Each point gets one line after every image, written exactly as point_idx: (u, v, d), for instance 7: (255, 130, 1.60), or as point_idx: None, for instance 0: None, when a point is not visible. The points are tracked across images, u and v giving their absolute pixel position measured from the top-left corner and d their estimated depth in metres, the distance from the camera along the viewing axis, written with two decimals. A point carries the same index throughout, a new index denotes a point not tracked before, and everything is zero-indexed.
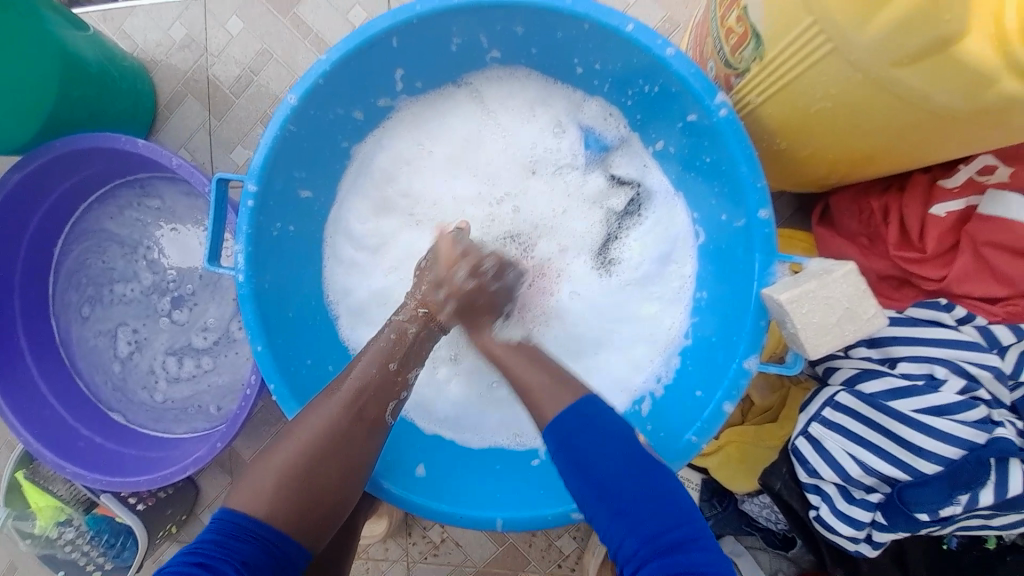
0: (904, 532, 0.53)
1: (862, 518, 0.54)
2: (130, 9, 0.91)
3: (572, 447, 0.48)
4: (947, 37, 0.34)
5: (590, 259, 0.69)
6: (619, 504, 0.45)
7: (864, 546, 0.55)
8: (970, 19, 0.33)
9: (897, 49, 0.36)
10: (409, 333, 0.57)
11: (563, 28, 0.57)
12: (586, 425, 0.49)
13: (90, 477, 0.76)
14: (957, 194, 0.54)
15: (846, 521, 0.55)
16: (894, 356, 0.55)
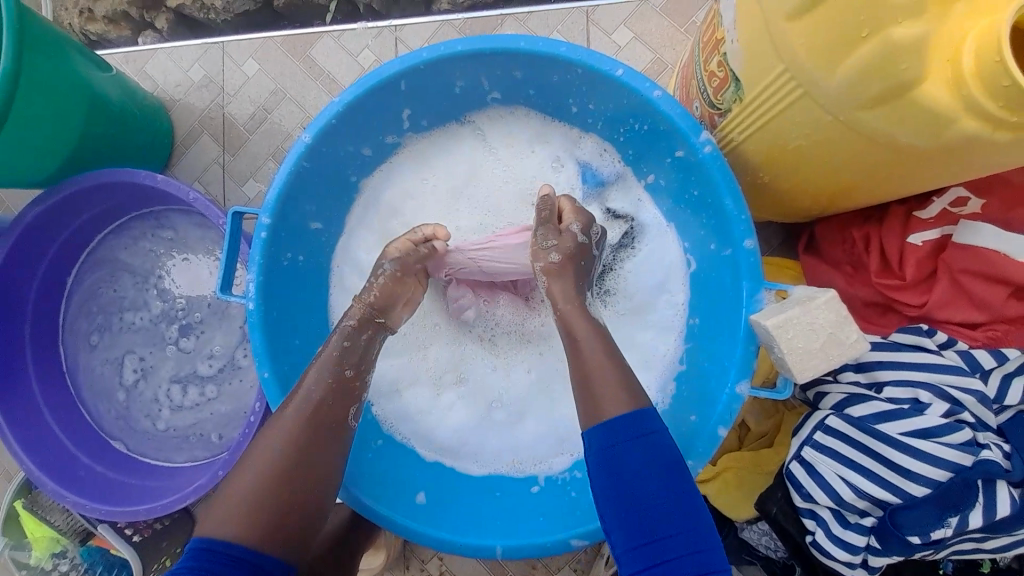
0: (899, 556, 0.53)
1: (857, 543, 0.54)
2: (153, 51, 0.97)
3: (609, 456, 0.46)
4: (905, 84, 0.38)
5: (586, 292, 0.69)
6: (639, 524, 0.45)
7: (859, 572, 0.55)
8: (925, 67, 0.37)
9: (862, 94, 0.40)
10: (361, 338, 0.58)
11: (559, 72, 0.61)
12: (635, 442, 0.46)
13: (89, 506, 0.75)
14: (933, 224, 0.56)
15: (842, 547, 0.54)
16: (880, 380, 0.55)
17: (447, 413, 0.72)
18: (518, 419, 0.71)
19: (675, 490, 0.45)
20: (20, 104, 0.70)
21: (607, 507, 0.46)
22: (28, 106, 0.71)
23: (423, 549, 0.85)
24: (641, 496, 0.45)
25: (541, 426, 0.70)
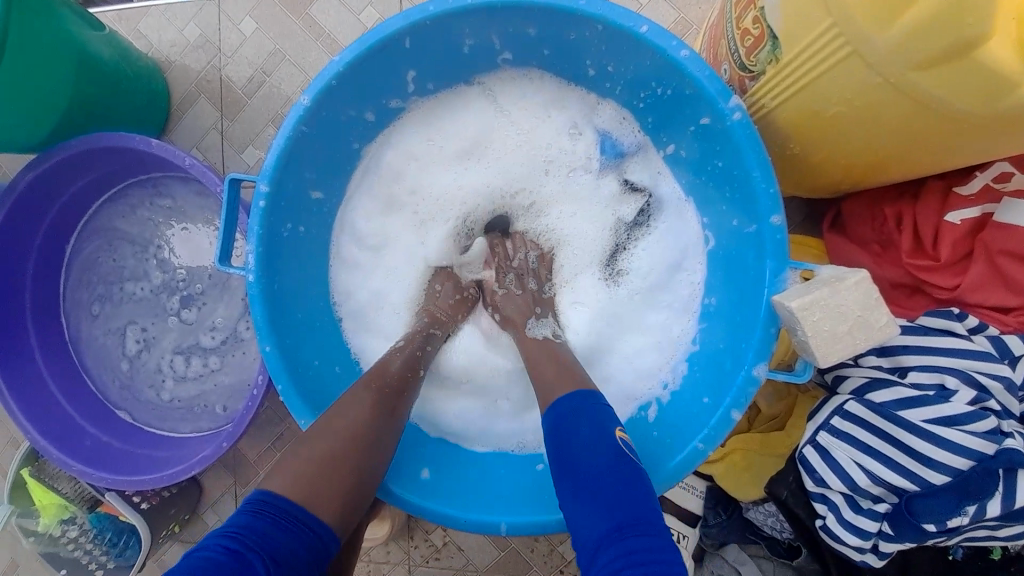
0: (913, 541, 0.52)
1: (870, 529, 0.53)
2: (146, 8, 0.92)
3: (556, 426, 0.50)
4: (970, 41, 0.34)
5: (596, 270, 0.69)
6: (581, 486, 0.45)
7: (870, 556, 0.54)
8: (995, 22, 0.33)
9: (917, 53, 0.36)
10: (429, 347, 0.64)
11: (576, 30, 0.57)
12: (580, 415, 0.50)
13: (95, 475, 0.76)
14: (973, 201, 0.53)
15: (853, 531, 0.53)
16: (905, 365, 0.54)
17: (452, 389, 0.71)
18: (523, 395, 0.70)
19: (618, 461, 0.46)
20: (10, 63, 0.66)
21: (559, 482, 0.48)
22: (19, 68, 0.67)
23: (426, 521, 0.89)
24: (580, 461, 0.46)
25: None
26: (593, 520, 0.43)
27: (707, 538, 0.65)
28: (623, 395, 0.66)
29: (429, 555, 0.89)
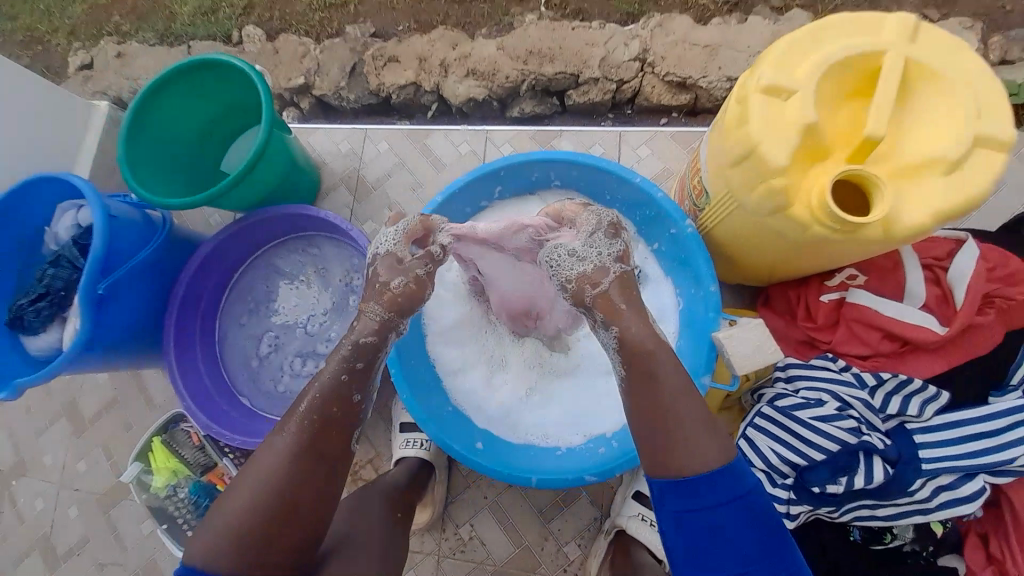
0: (808, 505, 0.81)
1: (782, 495, 0.81)
2: (315, 129, 1.42)
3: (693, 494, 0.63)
4: (781, 207, 0.71)
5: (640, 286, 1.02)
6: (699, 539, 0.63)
7: (786, 518, 0.81)
8: (790, 201, 0.70)
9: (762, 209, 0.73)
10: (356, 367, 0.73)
11: (599, 174, 0.99)
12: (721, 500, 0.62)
13: (230, 436, 1.04)
14: (835, 288, 0.86)
15: (772, 497, 0.81)
16: (799, 386, 0.85)
17: (500, 388, 1.00)
18: (549, 400, 0.99)
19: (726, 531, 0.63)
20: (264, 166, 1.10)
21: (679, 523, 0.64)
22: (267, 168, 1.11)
23: (458, 515, 1.10)
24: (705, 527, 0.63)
25: (563, 411, 0.98)
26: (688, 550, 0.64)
27: None
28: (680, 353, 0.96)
29: (456, 546, 1.09)
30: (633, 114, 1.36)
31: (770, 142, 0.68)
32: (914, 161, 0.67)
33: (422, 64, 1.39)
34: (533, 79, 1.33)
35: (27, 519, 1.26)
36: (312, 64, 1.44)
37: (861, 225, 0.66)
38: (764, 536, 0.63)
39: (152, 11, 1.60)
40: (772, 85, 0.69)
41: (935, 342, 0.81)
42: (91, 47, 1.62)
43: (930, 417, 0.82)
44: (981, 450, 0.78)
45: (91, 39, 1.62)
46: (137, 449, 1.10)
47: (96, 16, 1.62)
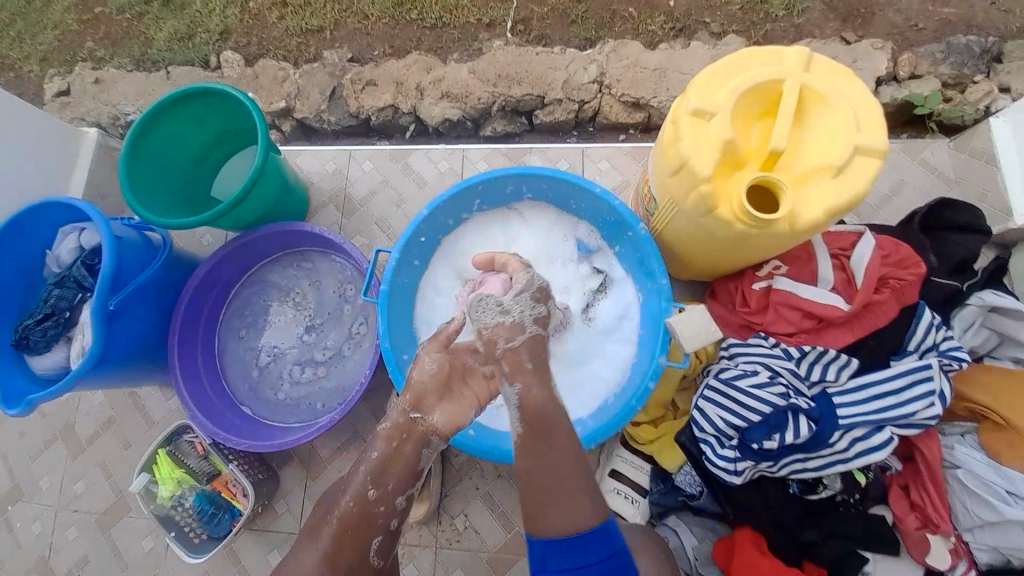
0: (751, 462, 0.96)
1: (727, 454, 0.96)
2: (301, 151, 1.52)
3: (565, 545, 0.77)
4: (710, 209, 0.86)
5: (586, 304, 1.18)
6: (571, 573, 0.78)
7: (732, 474, 0.96)
8: (717, 204, 0.86)
9: (696, 212, 0.89)
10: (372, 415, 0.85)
11: (567, 188, 1.14)
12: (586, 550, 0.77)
13: (235, 441, 1.11)
14: (763, 278, 1.04)
15: (719, 456, 0.97)
16: (738, 361, 1.02)
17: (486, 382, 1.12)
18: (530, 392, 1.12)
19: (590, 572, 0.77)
20: (258, 188, 1.19)
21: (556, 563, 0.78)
22: (262, 190, 1.20)
23: (453, 506, 1.21)
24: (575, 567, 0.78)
25: None
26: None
27: (658, 506, 1.08)
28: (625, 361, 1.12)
29: (452, 536, 1.19)
30: (594, 131, 1.52)
31: (698, 156, 0.84)
32: (811, 168, 0.84)
33: (399, 88, 1.51)
34: (503, 100, 1.48)
35: (25, 542, 1.28)
36: (292, 89, 1.55)
37: (772, 221, 0.83)
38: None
39: (125, 37, 1.68)
40: (698, 110, 0.85)
41: (841, 318, 1.00)
42: (64, 71, 1.68)
43: (846, 381, 0.99)
44: (885, 404, 0.95)
45: (63, 64, 1.69)
46: (142, 461, 1.15)
47: (67, 43, 1.70)
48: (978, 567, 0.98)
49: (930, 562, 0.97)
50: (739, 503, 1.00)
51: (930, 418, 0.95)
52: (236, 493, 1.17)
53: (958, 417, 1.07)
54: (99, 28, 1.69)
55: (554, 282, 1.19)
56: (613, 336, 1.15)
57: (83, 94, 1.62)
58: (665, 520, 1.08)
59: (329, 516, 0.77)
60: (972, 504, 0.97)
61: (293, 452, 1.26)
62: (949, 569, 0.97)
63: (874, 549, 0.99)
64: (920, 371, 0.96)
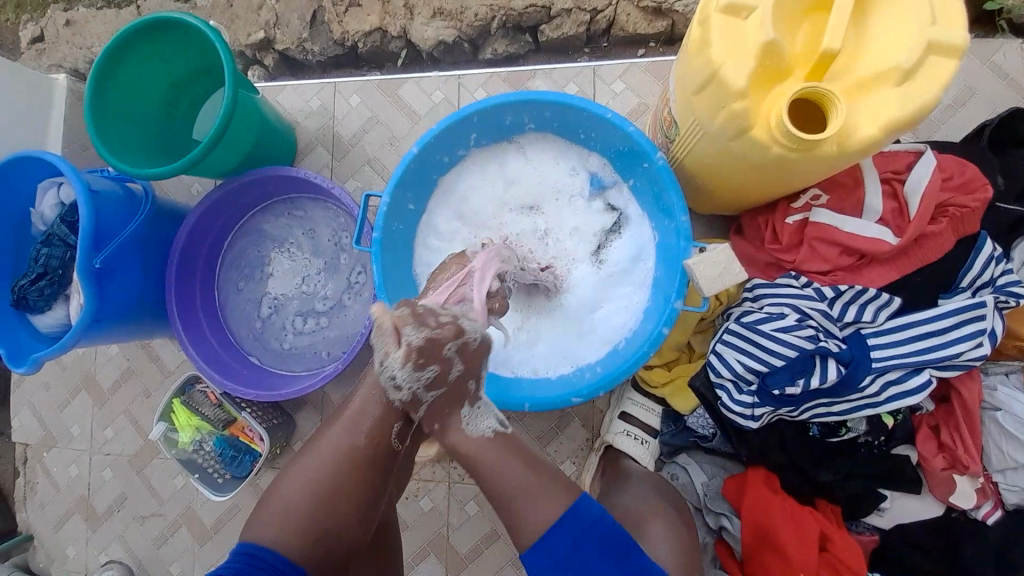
0: (771, 407, 0.90)
1: (745, 400, 0.91)
2: (283, 87, 1.38)
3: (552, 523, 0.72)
4: (743, 130, 0.73)
5: (599, 244, 1.08)
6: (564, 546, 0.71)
7: (749, 420, 0.91)
8: (751, 122, 0.72)
9: (724, 135, 0.76)
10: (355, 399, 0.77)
11: (573, 113, 1.00)
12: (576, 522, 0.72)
13: (244, 391, 1.11)
14: (799, 210, 0.92)
15: (735, 402, 0.91)
16: (764, 302, 0.93)
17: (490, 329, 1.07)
18: (535, 338, 1.07)
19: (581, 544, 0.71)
20: (234, 129, 1.08)
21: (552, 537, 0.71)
22: (239, 131, 1.10)
23: None
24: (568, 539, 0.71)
25: (548, 346, 1.06)
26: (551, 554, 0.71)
27: (667, 445, 1.04)
28: (642, 305, 1.03)
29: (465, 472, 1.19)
30: (609, 47, 1.32)
31: (730, 64, 0.70)
32: (871, 74, 0.69)
33: (386, 7, 1.33)
34: (503, 15, 1.28)
35: (64, 484, 1.34)
36: (270, 16, 1.37)
37: (817, 142, 0.69)
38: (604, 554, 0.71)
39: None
40: (732, 4, 0.69)
41: (887, 253, 0.89)
42: (38, 16, 1.52)
43: (885, 322, 0.89)
44: (928, 346, 0.86)
45: (36, 9, 1.52)
46: (159, 410, 1.17)
47: None
48: (1005, 507, 0.94)
49: (953, 501, 0.93)
50: (756, 448, 0.96)
51: (977, 360, 0.86)
52: (254, 437, 1.18)
53: (1004, 357, 0.97)
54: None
55: (562, 222, 1.09)
56: (629, 279, 1.06)
57: (57, 38, 1.48)
58: (676, 458, 1.05)
59: (330, 454, 0.74)
60: (1006, 445, 0.91)
61: (304, 398, 1.26)
62: (972, 508, 0.93)
63: (895, 489, 0.95)
64: (973, 309, 0.86)
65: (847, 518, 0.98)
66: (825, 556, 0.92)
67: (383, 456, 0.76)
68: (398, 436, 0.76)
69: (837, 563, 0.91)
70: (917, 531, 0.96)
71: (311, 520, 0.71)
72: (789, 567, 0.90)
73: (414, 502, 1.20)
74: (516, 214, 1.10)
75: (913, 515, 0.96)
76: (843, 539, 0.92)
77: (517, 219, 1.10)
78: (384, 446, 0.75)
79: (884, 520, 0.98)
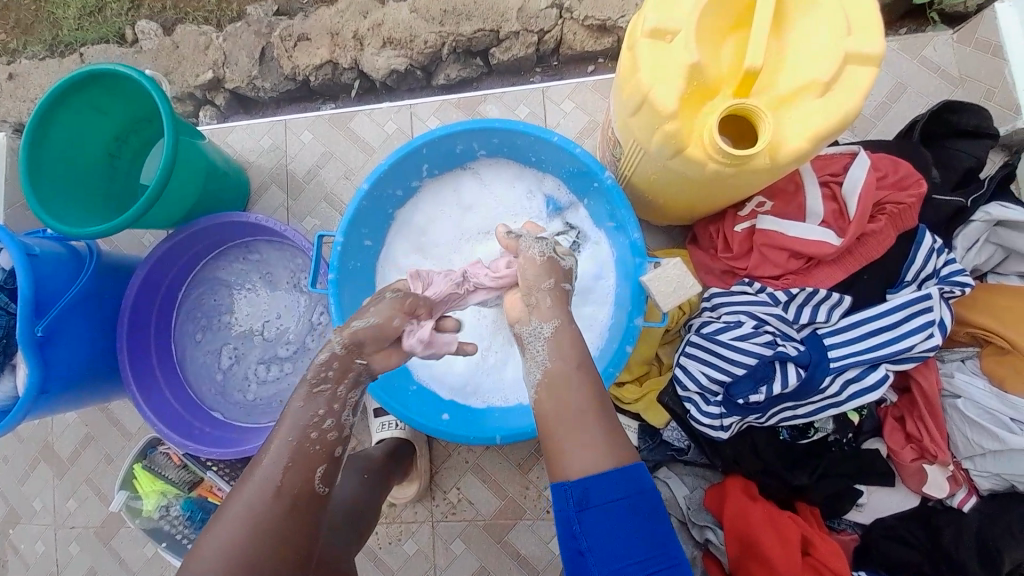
0: (738, 416, 0.91)
1: (712, 411, 0.92)
2: (232, 128, 1.36)
3: (586, 492, 0.64)
4: (679, 150, 0.75)
5: None
6: (596, 517, 0.63)
7: (718, 430, 0.92)
8: (686, 142, 0.74)
9: (663, 155, 0.77)
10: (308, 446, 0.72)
11: (521, 138, 1.00)
12: (617, 489, 0.64)
13: (205, 449, 1.07)
14: (745, 218, 0.95)
15: (704, 413, 0.92)
16: (722, 312, 0.95)
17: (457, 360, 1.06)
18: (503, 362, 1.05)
19: (620, 511, 0.63)
20: (177, 175, 1.05)
21: (584, 510, 0.64)
22: (183, 177, 1.07)
23: (444, 482, 1.17)
24: (603, 510, 0.63)
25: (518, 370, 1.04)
26: (583, 526, 0.63)
27: (647, 460, 1.05)
28: (606, 323, 1.03)
29: (448, 510, 1.16)
30: (560, 66, 1.34)
31: (660, 85, 0.71)
32: (794, 87, 0.71)
33: (335, 39, 1.32)
34: (453, 41, 1.29)
35: (27, 564, 1.26)
36: (218, 55, 1.35)
37: (749, 156, 0.71)
38: (641, 524, 0.64)
39: (35, 20, 1.45)
40: (656, 29, 0.71)
41: (833, 255, 0.91)
42: None
43: (838, 321, 0.92)
44: (881, 341, 0.89)
45: None
46: (121, 477, 1.12)
47: None
48: (978, 492, 0.95)
49: (928, 490, 0.95)
50: (729, 457, 0.97)
51: (929, 351, 0.89)
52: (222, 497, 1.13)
53: (958, 344, 1.00)
54: (8, 18, 1.46)
55: None
56: (593, 296, 1.06)
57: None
58: (657, 473, 1.05)
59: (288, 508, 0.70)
60: (970, 432, 0.93)
61: None
62: (946, 496, 0.95)
63: (869, 484, 0.97)
64: (920, 302, 0.88)
65: (828, 517, 0.99)
66: (807, 559, 0.92)
67: (309, 502, 0.71)
68: (322, 479, 0.72)
69: (819, 565, 0.91)
70: (892, 523, 0.98)
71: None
72: None
73: (397, 546, 1.16)
74: (476, 239, 1.10)
75: (892, 508, 0.98)
76: (825, 542, 0.92)
77: (478, 244, 1.09)
78: (305, 488, 0.71)
79: (863, 515, 0.99)
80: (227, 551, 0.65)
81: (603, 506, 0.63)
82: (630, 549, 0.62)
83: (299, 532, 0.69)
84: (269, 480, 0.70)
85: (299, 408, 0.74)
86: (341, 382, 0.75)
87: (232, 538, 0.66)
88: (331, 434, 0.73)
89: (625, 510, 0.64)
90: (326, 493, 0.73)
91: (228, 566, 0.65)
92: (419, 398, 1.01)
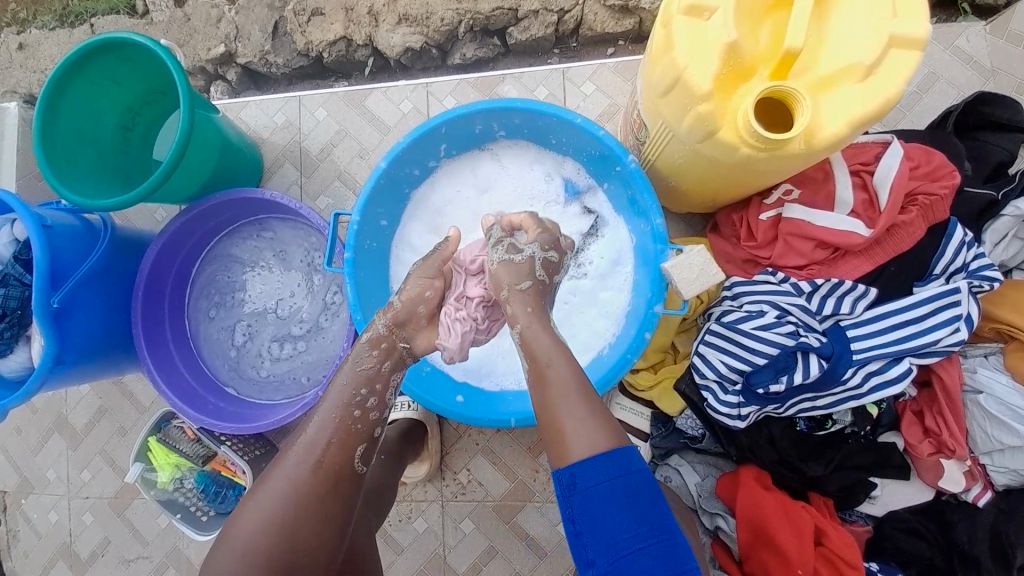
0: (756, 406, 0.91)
1: (730, 400, 0.91)
2: (245, 104, 1.34)
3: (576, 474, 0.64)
4: (710, 132, 0.72)
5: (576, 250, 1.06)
6: (585, 498, 0.63)
7: (735, 419, 0.92)
8: (719, 124, 0.71)
9: (693, 138, 0.75)
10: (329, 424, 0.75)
11: (542, 118, 0.98)
12: (610, 473, 0.64)
13: (219, 424, 1.07)
14: (770, 206, 0.93)
15: (721, 403, 0.91)
16: (744, 300, 0.93)
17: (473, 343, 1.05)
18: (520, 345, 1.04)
19: (620, 492, 0.63)
20: (192, 148, 1.03)
21: (578, 490, 0.64)
22: (197, 150, 1.05)
23: (455, 463, 1.18)
24: (594, 491, 0.63)
25: None
26: (577, 509, 0.63)
27: (659, 448, 1.04)
28: (624, 310, 1.02)
29: (457, 490, 1.17)
30: (579, 47, 1.31)
31: (695, 65, 0.69)
32: (835, 69, 0.68)
33: (349, 15, 1.29)
34: (470, 18, 1.25)
35: (43, 532, 1.28)
36: (229, 29, 1.33)
37: (784, 141, 0.69)
38: (640, 516, 0.62)
39: None
40: (693, 4, 0.68)
41: (860, 245, 0.90)
42: None
43: (862, 313, 0.90)
44: (905, 334, 0.87)
45: None
46: (135, 449, 1.12)
47: None
48: (993, 487, 0.95)
49: (943, 485, 0.94)
50: (743, 445, 0.96)
51: (954, 345, 0.88)
52: (235, 471, 1.14)
53: (982, 339, 0.98)
54: None
55: None
56: (610, 283, 1.05)
57: (9, 65, 1.41)
58: (668, 460, 1.05)
59: (305, 486, 0.71)
60: (990, 427, 0.92)
61: (286, 426, 1.23)
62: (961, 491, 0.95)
63: (883, 477, 0.96)
64: (947, 295, 0.87)
65: (839, 508, 0.98)
66: (820, 550, 0.91)
67: (343, 482, 0.74)
68: (361, 458, 0.75)
69: (833, 557, 0.90)
70: (904, 515, 0.97)
71: (273, 556, 0.68)
72: (786, 564, 0.89)
73: (407, 525, 1.18)
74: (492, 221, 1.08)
75: (903, 501, 0.98)
76: (835, 531, 0.92)
77: None
78: (347, 468, 0.74)
79: (875, 507, 0.99)
80: (269, 519, 0.69)
81: (593, 488, 0.63)
82: (619, 531, 0.61)
83: (323, 505, 0.71)
84: (309, 456, 0.73)
85: (343, 384, 0.78)
86: (386, 354, 0.80)
87: (280, 501, 0.70)
88: (373, 413, 0.77)
89: (615, 490, 0.63)
90: (363, 472, 0.77)
91: (273, 534, 0.69)
92: (433, 378, 1.00)
